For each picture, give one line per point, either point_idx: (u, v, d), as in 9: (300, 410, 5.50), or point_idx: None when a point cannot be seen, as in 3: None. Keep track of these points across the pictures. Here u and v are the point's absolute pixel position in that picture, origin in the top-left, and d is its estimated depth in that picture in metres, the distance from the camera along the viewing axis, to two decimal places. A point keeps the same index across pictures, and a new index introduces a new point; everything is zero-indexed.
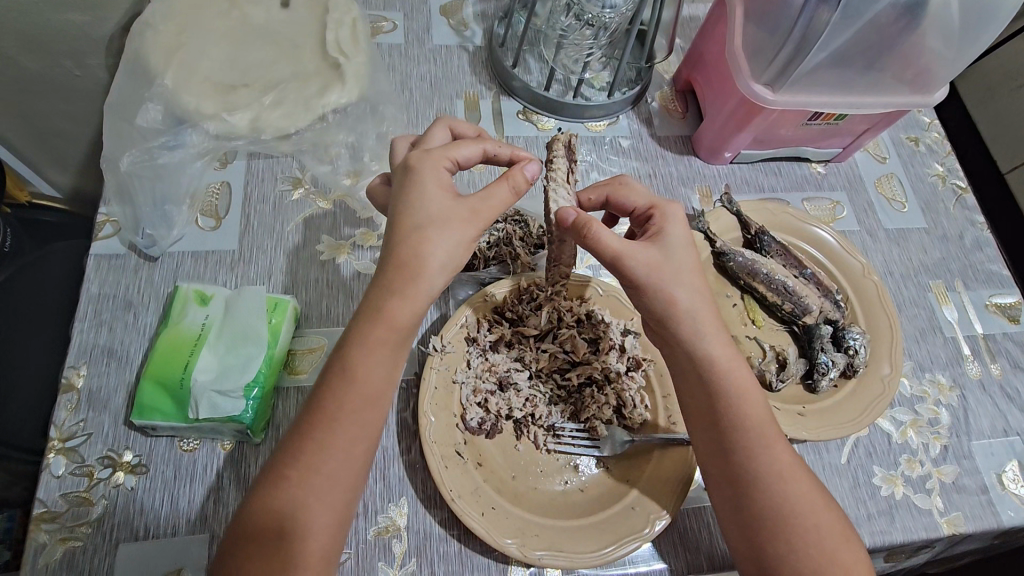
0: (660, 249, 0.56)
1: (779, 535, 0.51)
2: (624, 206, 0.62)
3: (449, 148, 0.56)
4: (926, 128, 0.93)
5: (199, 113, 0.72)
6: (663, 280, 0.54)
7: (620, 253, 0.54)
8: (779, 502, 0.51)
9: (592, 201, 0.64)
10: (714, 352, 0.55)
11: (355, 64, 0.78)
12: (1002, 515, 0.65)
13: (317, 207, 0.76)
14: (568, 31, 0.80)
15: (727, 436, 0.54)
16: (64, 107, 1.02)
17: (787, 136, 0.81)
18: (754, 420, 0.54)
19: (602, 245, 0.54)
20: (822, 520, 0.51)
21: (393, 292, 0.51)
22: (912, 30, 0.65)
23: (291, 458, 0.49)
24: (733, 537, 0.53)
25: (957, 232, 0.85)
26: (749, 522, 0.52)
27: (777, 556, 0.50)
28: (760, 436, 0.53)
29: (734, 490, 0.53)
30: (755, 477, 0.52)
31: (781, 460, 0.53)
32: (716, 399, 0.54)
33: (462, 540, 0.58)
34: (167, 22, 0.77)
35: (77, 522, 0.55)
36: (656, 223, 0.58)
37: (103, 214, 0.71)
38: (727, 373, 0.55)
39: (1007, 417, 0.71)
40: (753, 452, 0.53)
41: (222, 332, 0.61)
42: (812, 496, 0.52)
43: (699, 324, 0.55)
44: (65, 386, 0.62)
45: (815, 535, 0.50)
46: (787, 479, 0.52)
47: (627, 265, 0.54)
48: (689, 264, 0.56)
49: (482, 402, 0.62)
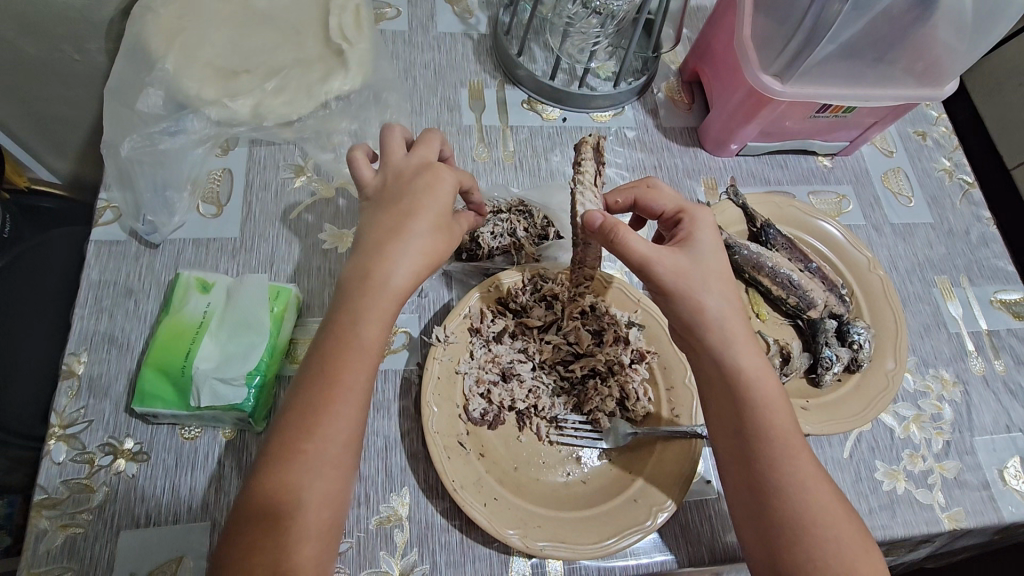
0: (688, 254, 0.56)
1: (798, 543, 0.49)
2: (651, 209, 0.63)
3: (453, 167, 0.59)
4: (934, 122, 0.92)
5: (200, 98, 0.71)
6: (692, 286, 0.55)
7: (647, 258, 0.55)
8: (800, 509, 0.50)
9: (620, 204, 0.65)
10: (742, 360, 0.54)
11: (358, 51, 0.77)
12: (1004, 511, 0.65)
13: (319, 195, 0.75)
14: (574, 19, 0.78)
15: (750, 441, 0.52)
16: (63, 92, 1.01)
17: (794, 128, 0.80)
18: (780, 427, 0.52)
19: (630, 251, 0.55)
20: (844, 531, 0.50)
21: (389, 266, 0.52)
22: (924, 21, 0.63)
23: (291, 449, 0.48)
24: (750, 545, 0.52)
25: (963, 228, 0.84)
26: (768, 528, 0.50)
27: (796, 565, 0.48)
28: (784, 442, 0.52)
29: (754, 497, 0.51)
30: (777, 483, 0.51)
31: (805, 469, 0.51)
32: (740, 403, 0.53)
33: (463, 530, 0.58)
34: (167, 6, 0.76)
35: (78, 509, 0.55)
36: (685, 228, 0.59)
37: (103, 200, 0.71)
38: (752, 378, 0.54)
39: (1010, 413, 0.71)
40: (776, 458, 0.51)
41: (223, 320, 0.60)
42: (835, 507, 0.51)
43: (728, 332, 0.55)
44: (66, 373, 0.61)
45: (835, 546, 0.49)
46: (810, 487, 0.51)
47: (654, 269, 0.55)
48: (718, 270, 0.56)
49: (485, 393, 0.62)
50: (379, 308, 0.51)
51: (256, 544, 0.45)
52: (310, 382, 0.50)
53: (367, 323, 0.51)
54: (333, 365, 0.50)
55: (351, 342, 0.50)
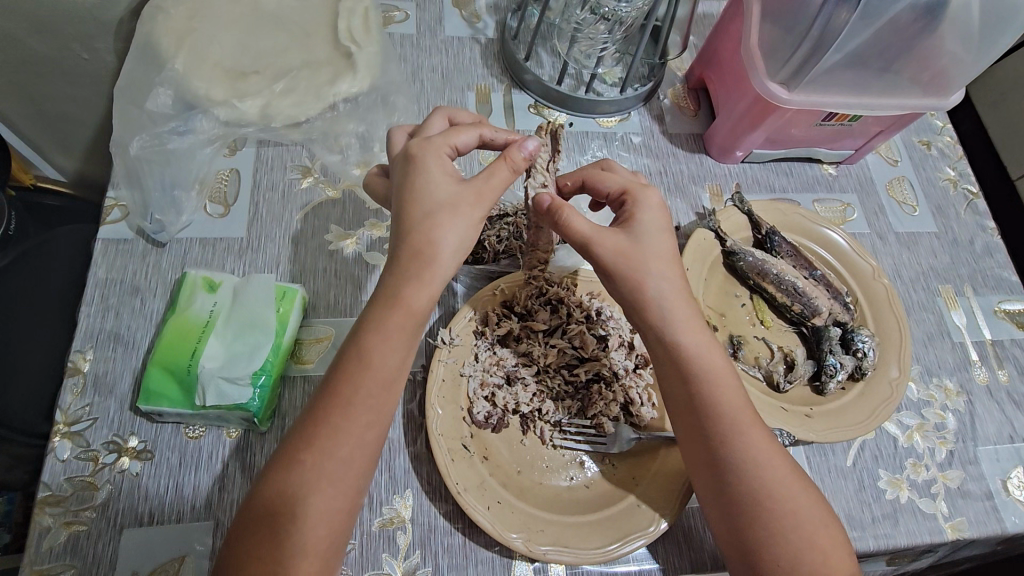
0: (630, 234, 0.57)
1: (759, 517, 0.52)
2: (599, 190, 0.62)
3: (448, 134, 0.56)
4: (939, 132, 0.92)
5: (209, 98, 0.72)
6: (633, 266, 0.56)
7: (589, 239, 0.56)
8: (759, 484, 0.52)
9: (570, 186, 0.64)
10: (684, 339, 0.56)
11: (366, 54, 0.78)
12: (1007, 521, 0.65)
13: (326, 196, 0.75)
14: (582, 25, 0.79)
15: (708, 420, 0.54)
16: (70, 91, 1.00)
17: (798, 135, 0.80)
18: (730, 404, 0.55)
19: (573, 229, 0.55)
20: (802, 504, 0.52)
21: (406, 277, 0.52)
22: (932, 30, 0.64)
23: (302, 445, 0.49)
24: (713, 521, 0.54)
25: (968, 237, 0.84)
26: (728, 506, 0.53)
27: (757, 540, 0.51)
28: (737, 418, 0.54)
29: (712, 475, 0.53)
30: (735, 460, 0.53)
31: (760, 444, 0.54)
32: (695, 382, 0.55)
33: (466, 533, 0.58)
34: (179, 7, 0.77)
35: (81, 507, 0.55)
36: (629, 208, 0.59)
37: (111, 198, 0.71)
38: (704, 354, 0.56)
39: (1014, 423, 0.71)
40: (733, 436, 0.54)
41: (230, 319, 0.61)
42: (791, 481, 0.53)
43: (667, 312, 0.56)
44: (71, 370, 0.61)
45: (794, 518, 0.52)
46: (764, 461, 0.53)
47: (595, 249, 0.56)
48: (660, 247, 0.57)
49: (489, 396, 0.62)
50: (394, 322, 0.51)
51: (254, 525, 0.47)
52: (330, 389, 0.51)
53: (384, 334, 0.51)
54: (354, 372, 0.51)
55: (365, 351, 0.51)
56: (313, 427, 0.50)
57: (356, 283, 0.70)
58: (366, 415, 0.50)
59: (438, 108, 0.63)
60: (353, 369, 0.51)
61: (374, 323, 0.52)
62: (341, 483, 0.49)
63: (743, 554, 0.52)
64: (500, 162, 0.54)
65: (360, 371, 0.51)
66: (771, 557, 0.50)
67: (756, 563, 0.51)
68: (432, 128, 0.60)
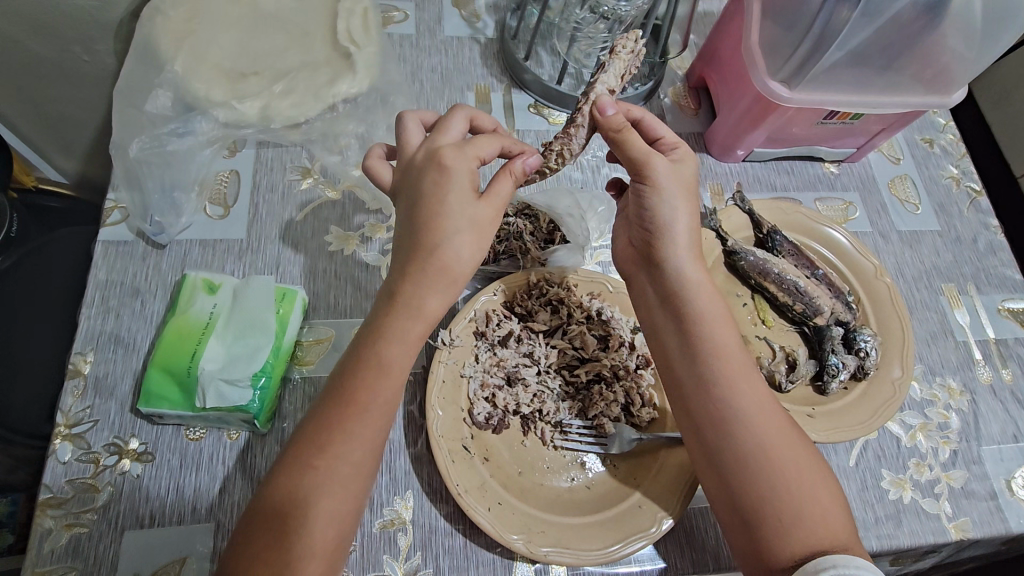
0: (676, 165, 0.59)
1: (761, 474, 0.52)
2: (653, 133, 0.64)
3: (478, 146, 0.54)
4: (942, 129, 0.92)
5: (208, 100, 0.72)
6: (672, 196, 0.58)
7: (646, 155, 0.57)
8: (761, 439, 0.53)
9: (631, 113, 0.64)
10: (698, 279, 0.59)
11: (366, 54, 0.78)
12: (1011, 521, 0.64)
13: (327, 197, 0.75)
14: (581, 24, 0.80)
15: (710, 370, 0.56)
16: (74, 94, 1.01)
17: (800, 134, 0.80)
18: (730, 353, 0.56)
19: (631, 145, 0.57)
20: (802, 459, 0.52)
21: (416, 281, 0.51)
22: (934, 27, 0.63)
23: (311, 452, 0.49)
24: (711, 484, 0.54)
25: (971, 235, 0.84)
26: (727, 463, 0.53)
27: (758, 499, 0.51)
28: (737, 370, 0.56)
29: (715, 430, 0.54)
30: (738, 413, 0.54)
31: (760, 395, 0.55)
32: (698, 331, 0.57)
33: (467, 535, 0.58)
34: (177, 8, 0.77)
35: (82, 509, 0.55)
36: (678, 148, 0.61)
37: (111, 200, 0.71)
38: (708, 301, 0.58)
39: (1018, 422, 0.71)
40: (733, 387, 0.55)
41: (229, 322, 0.60)
42: (793, 436, 0.54)
43: (687, 248, 0.59)
44: (72, 371, 0.61)
45: (796, 471, 0.52)
46: (765, 411, 0.54)
47: (652, 166, 0.57)
48: (691, 186, 0.59)
49: (489, 397, 0.62)
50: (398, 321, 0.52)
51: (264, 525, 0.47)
52: (330, 399, 0.51)
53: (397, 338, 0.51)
54: (356, 373, 0.51)
55: (372, 364, 0.51)
56: (314, 433, 0.50)
57: (356, 283, 0.70)
58: (376, 418, 0.50)
59: (460, 106, 0.60)
60: (349, 370, 0.52)
61: (389, 333, 0.51)
62: (349, 488, 0.49)
63: (743, 515, 0.51)
64: (502, 174, 0.55)
65: (378, 379, 0.51)
66: (772, 513, 0.50)
67: (756, 524, 0.50)
68: (455, 129, 0.57)
